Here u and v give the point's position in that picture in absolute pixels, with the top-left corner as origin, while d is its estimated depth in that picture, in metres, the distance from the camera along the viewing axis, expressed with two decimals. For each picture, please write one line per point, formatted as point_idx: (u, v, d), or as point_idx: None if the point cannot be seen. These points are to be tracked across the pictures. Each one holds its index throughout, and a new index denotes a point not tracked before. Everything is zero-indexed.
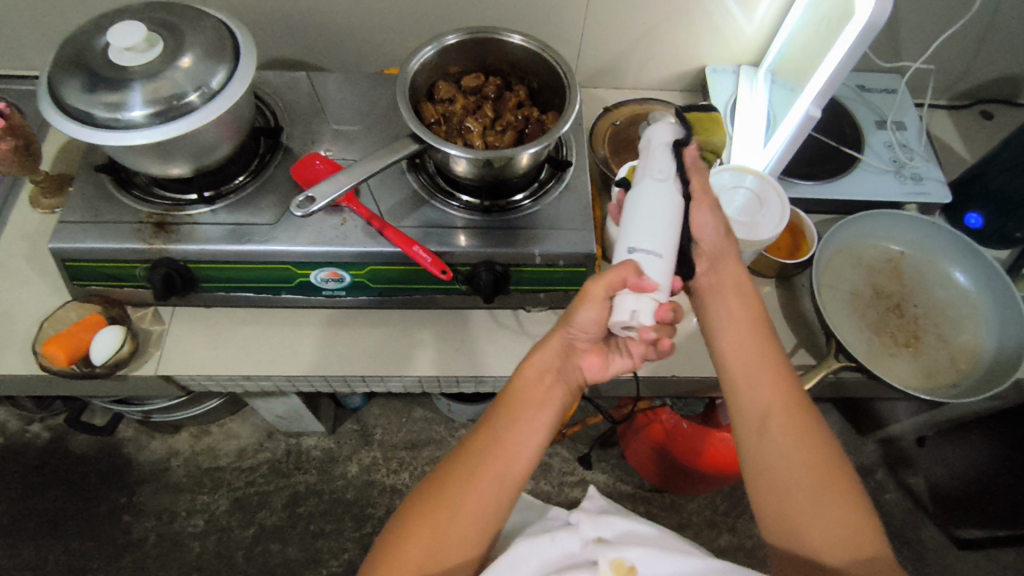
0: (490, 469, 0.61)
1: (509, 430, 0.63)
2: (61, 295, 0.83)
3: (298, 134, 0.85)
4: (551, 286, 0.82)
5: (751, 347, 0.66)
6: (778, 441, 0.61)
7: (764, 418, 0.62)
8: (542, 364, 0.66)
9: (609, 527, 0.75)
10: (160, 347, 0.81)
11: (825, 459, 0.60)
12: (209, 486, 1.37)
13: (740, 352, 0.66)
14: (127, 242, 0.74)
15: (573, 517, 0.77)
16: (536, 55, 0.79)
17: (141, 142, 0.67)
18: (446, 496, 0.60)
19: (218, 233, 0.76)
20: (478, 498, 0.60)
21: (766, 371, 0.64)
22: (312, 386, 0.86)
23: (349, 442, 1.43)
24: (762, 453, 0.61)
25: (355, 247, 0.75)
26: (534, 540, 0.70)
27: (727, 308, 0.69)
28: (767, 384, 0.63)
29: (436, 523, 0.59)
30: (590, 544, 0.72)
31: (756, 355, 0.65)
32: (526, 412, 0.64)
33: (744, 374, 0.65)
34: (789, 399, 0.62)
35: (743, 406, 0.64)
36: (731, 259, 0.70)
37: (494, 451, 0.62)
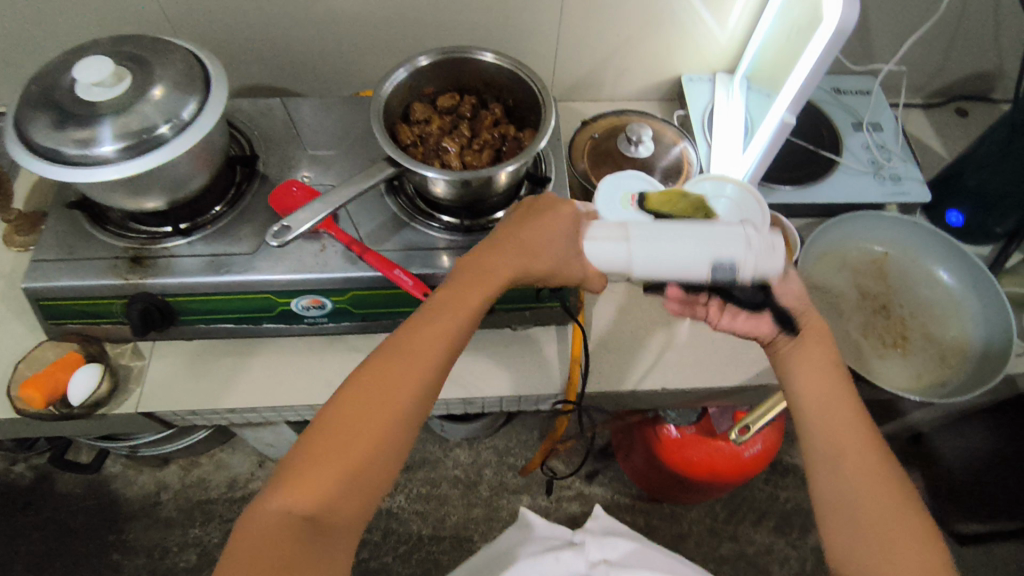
0: (407, 375, 0.58)
1: (436, 334, 0.60)
2: (37, 334, 0.81)
3: (274, 161, 0.84)
4: (535, 303, 0.82)
5: (828, 393, 0.62)
6: (852, 494, 0.58)
7: (834, 468, 0.59)
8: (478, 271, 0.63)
9: (613, 548, 0.86)
10: (141, 384, 0.80)
11: (908, 524, 0.57)
12: (201, 519, 1.34)
13: (815, 396, 0.62)
14: (102, 278, 0.73)
15: (578, 537, 0.88)
16: (510, 72, 0.79)
17: (113, 177, 0.65)
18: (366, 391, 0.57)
19: (196, 265, 0.74)
20: (389, 394, 0.57)
21: (845, 423, 0.61)
22: (300, 415, 0.85)
23: None
24: (837, 501, 0.58)
25: (336, 273, 0.74)
26: (538, 558, 0.83)
27: (801, 354, 0.63)
28: (845, 437, 0.60)
29: (351, 433, 0.56)
30: (597, 567, 0.83)
31: (833, 403, 0.61)
32: (452, 313, 0.61)
33: (819, 416, 0.61)
34: (870, 456, 0.59)
35: (813, 453, 0.61)
36: (817, 314, 0.65)
37: (417, 354, 0.59)
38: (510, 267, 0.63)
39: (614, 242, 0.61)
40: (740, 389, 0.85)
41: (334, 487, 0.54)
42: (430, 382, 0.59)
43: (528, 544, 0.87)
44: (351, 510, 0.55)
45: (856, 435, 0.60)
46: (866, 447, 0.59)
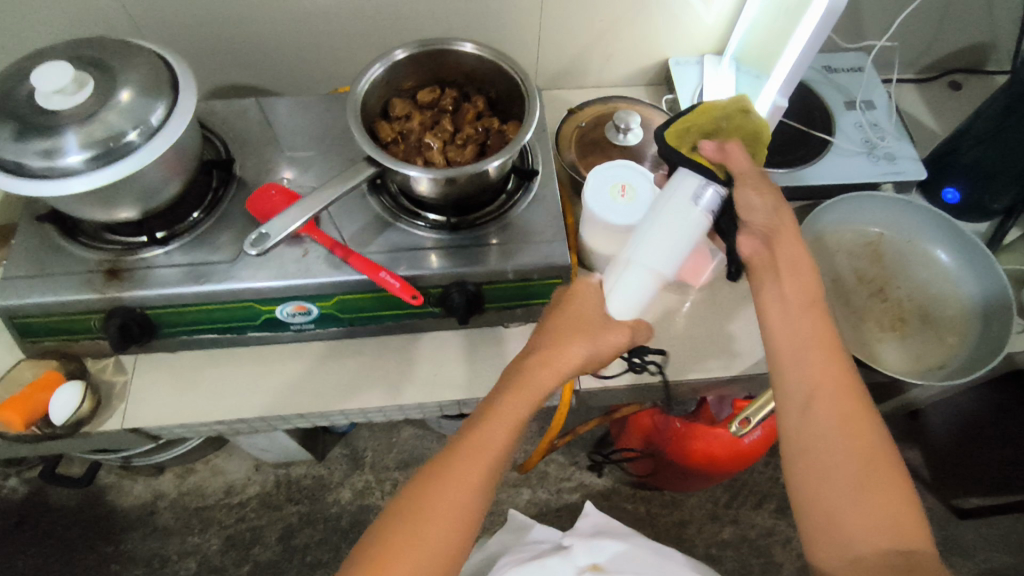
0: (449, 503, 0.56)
1: (476, 459, 0.58)
2: (15, 352, 0.79)
3: (252, 164, 0.81)
4: (526, 300, 0.79)
5: (798, 325, 0.62)
6: (824, 427, 0.59)
7: (806, 409, 0.60)
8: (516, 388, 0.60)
9: (601, 553, 0.84)
10: (125, 399, 0.78)
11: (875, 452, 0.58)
12: (199, 526, 1.33)
13: (785, 333, 0.62)
14: (78, 293, 0.70)
15: (568, 541, 0.87)
16: (491, 63, 0.76)
17: (81, 189, 0.63)
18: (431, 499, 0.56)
19: (174, 275, 0.72)
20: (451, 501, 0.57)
21: (817, 361, 0.61)
22: (293, 423, 0.83)
23: (339, 467, 1.39)
24: (806, 439, 0.59)
25: (319, 278, 0.72)
26: (525, 567, 0.81)
27: (777, 289, 0.63)
28: (816, 369, 0.60)
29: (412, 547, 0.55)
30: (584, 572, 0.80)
31: (807, 340, 0.61)
32: (486, 446, 0.58)
33: (790, 357, 0.61)
34: (840, 387, 0.59)
35: (786, 389, 0.61)
36: (788, 238, 0.64)
37: (460, 488, 0.57)
38: (553, 377, 0.60)
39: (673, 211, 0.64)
40: (739, 379, 0.84)
41: None
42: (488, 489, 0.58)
43: (519, 554, 0.86)
44: None
45: (831, 375, 0.60)
46: (839, 379, 0.60)
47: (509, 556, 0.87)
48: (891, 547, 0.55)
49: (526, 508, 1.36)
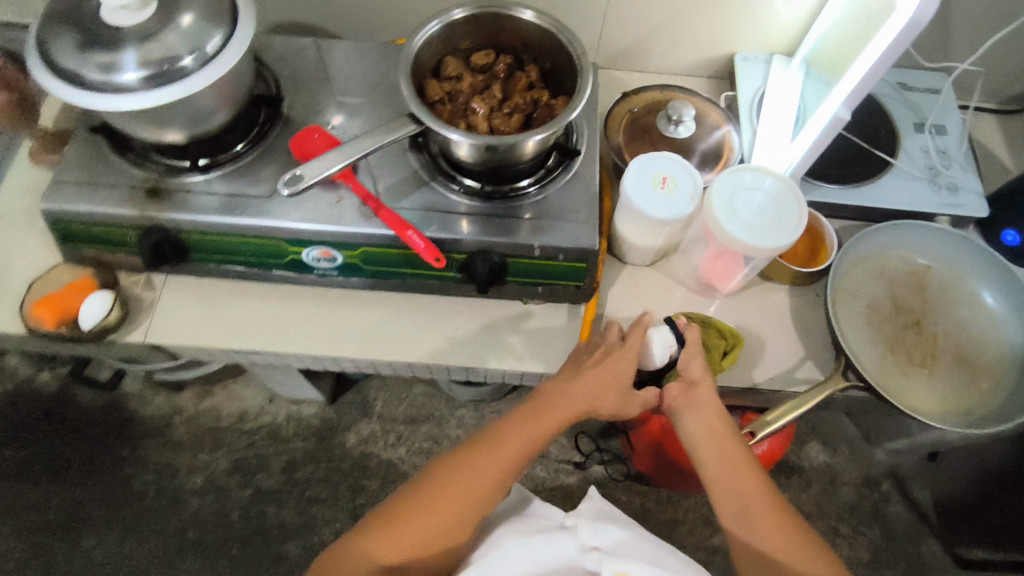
0: (488, 478, 0.66)
1: (505, 454, 0.68)
2: (57, 255, 0.83)
3: (300, 104, 0.82)
4: (549, 279, 0.79)
5: (723, 441, 0.69)
6: (763, 530, 0.64)
7: (745, 515, 0.65)
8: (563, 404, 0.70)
9: (605, 536, 0.83)
10: (151, 315, 0.80)
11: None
12: (210, 445, 1.39)
13: (716, 454, 0.69)
14: (119, 207, 0.73)
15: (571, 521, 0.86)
16: (550, 34, 0.75)
17: (133, 107, 0.64)
18: (453, 482, 0.66)
19: (212, 203, 0.74)
20: (471, 487, 0.66)
21: (748, 476, 0.67)
22: (306, 363, 0.85)
23: (348, 413, 1.43)
24: (757, 559, 0.64)
25: (348, 226, 0.73)
26: (528, 540, 0.80)
27: (696, 413, 0.70)
28: (745, 486, 0.67)
29: (425, 520, 0.64)
30: (588, 553, 0.80)
31: (734, 457, 0.68)
32: (527, 440, 0.68)
33: (721, 475, 0.68)
34: (774, 500, 0.66)
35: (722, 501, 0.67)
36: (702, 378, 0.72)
37: (494, 457, 0.67)
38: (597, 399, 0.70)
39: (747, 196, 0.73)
40: (753, 392, 0.82)
41: (402, 556, 0.63)
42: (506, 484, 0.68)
43: (520, 525, 0.84)
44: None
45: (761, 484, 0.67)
46: (772, 498, 0.66)
47: (506, 524, 0.85)
48: None
49: (522, 481, 1.38)
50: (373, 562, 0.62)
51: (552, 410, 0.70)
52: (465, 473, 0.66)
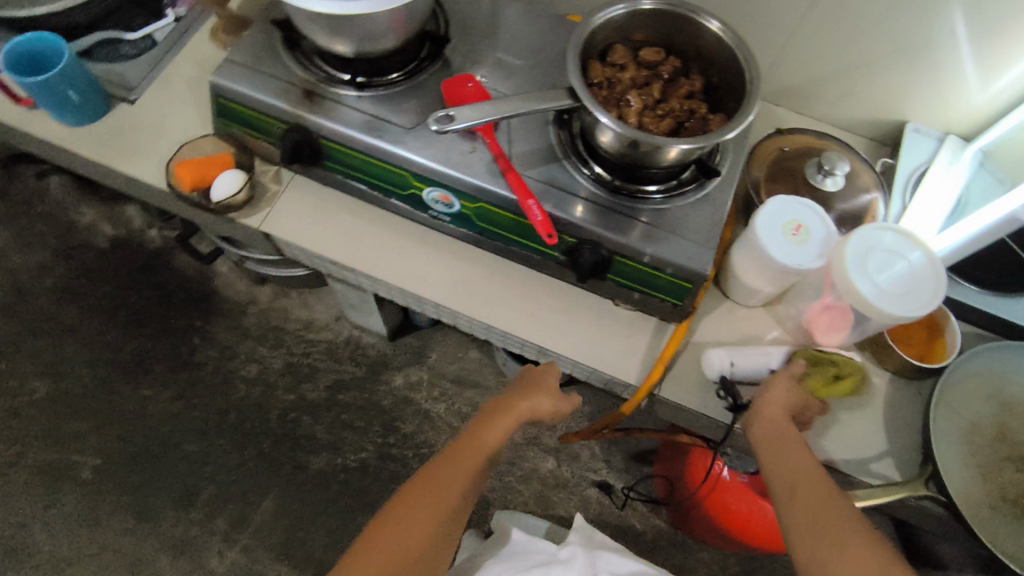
0: (455, 483, 0.71)
1: (466, 456, 0.73)
2: (205, 126, 0.88)
3: (462, 50, 0.83)
4: (649, 289, 0.77)
5: (779, 429, 0.69)
6: (807, 511, 0.62)
7: (792, 497, 0.64)
8: (505, 414, 0.76)
9: (595, 561, 0.96)
10: (271, 206, 0.84)
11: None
12: (271, 341, 1.46)
13: (767, 442, 0.68)
14: (275, 99, 0.77)
15: (566, 553, 0.96)
16: (728, 49, 0.72)
17: (318, 8, 0.67)
18: (425, 488, 0.70)
19: (356, 120, 0.77)
20: (440, 493, 0.70)
21: (800, 465, 0.66)
22: (391, 294, 0.87)
23: (403, 355, 1.47)
24: (802, 538, 0.61)
25: (473, 179, 0.74)
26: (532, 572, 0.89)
27: (756, 409, 0.71)
28: (795, 468, 0.65)
29: (403, 529, 0.67)
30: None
31: (787, 447, 0.67)
32: (482, 445, 0.74)
33: (774, 460, 0.67)
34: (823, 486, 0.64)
35: (774, 488, 0.66)
36: (777, 386, 0.72)
37: (454, 461, 0.73)
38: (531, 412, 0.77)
39: (890, 259, 0.68)
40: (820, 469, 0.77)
41: (385, 562, 0.65)
42: (468, 488, 0.73)
43: (516, 560, 0.93)
44: None
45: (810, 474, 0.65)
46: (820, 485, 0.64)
47: (495, 561, 0.94)
48: None
49: (544, 476, 1.38)
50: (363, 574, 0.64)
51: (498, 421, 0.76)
52: (436, 480, 0.71)
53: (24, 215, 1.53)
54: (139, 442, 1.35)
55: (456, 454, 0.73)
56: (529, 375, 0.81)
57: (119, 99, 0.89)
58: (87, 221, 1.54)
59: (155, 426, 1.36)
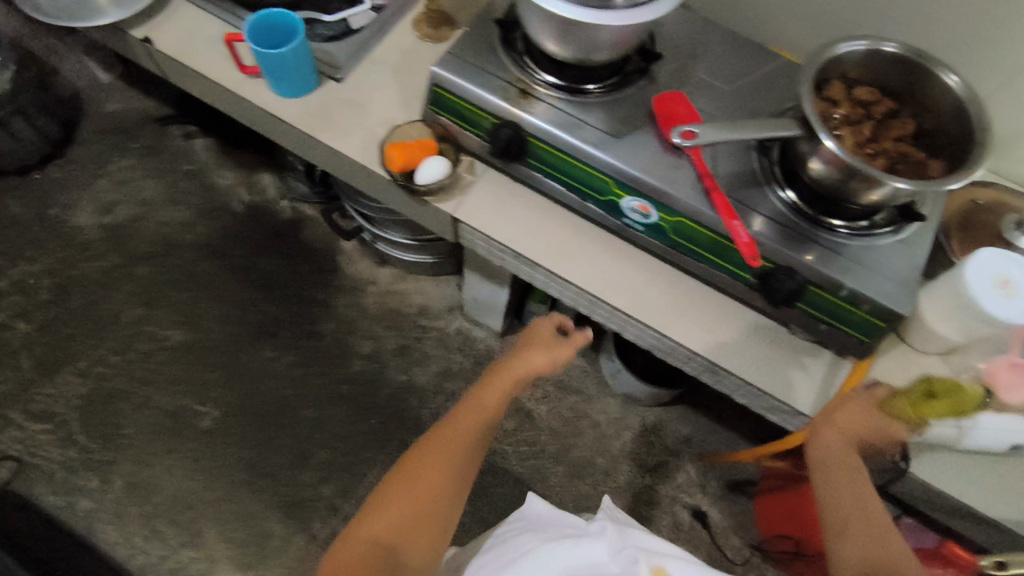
0: (457, 440, 0.76)
1: (469, 417, 0.79)
2: (405, 111, 0.93)
3: (668, 69, 0.86)
4: (838, 323, 0.77)
5: (832, 461, 0.73)
6: (850, 550, 0.68)
7: (841, 533, 0.70)
8: (504, 373, 0.83)
9: (629, 537, 0.82)
10: (465, 195, 0.88)
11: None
12: (387, 322, 1.51)
13: (827, 476, 0.73)
14: (494, 96, 0.81)
15: (598, 524, 0.83)
16: (955, 99, 0.73)
17: (553, 9, 0.73)
18: (433, 449, 0.75)
19: (569, 124, 0.80)
20: (447, 451, 0.75)
21: (850, 500, 0.71)
22: (562, 294, 0.89)
23: (510, 352, 1.50)
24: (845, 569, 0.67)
25: (678, 194, 0.77)
26: (558, 544, 0.79)
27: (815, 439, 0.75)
28: (845, 503, 0.71)
29: (413, 490, 0.71)
30: (619, 552, 0.79)
31: (843, 484, 0.72)
32: (484, 405, 0.80)
33: (830, 494, 0.72)
34: (873, 523, 0.69)
35: (827, 518, 0.72)
36: (840, 411, 0.75)
37: (457, 423, 0.78)
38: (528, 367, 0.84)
39: None
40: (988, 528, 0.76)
41: (399, 523, 0.69)
42: (476, 446, 0.78)
43: (544, 531, 0.83)
44: (418, 550, 0.68)
45: (857, 513, 0.70)
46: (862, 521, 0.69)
47: (519, 530, 0.85)
48: None
49: (638, 491, 1.39)
50: (378, 535, 0.68)
51: (497, 382, 0.82)
52: (442, 441, 0.76)
53: (171, 171, 1.61)
54: (258, 400, 1.41)
55: (459, 409, 0.80)
56: (533, 331, 0.88)
57: (328, 76, 0.95)
58: (228, 185, 1.61)
59: (274, 387, 1.42)
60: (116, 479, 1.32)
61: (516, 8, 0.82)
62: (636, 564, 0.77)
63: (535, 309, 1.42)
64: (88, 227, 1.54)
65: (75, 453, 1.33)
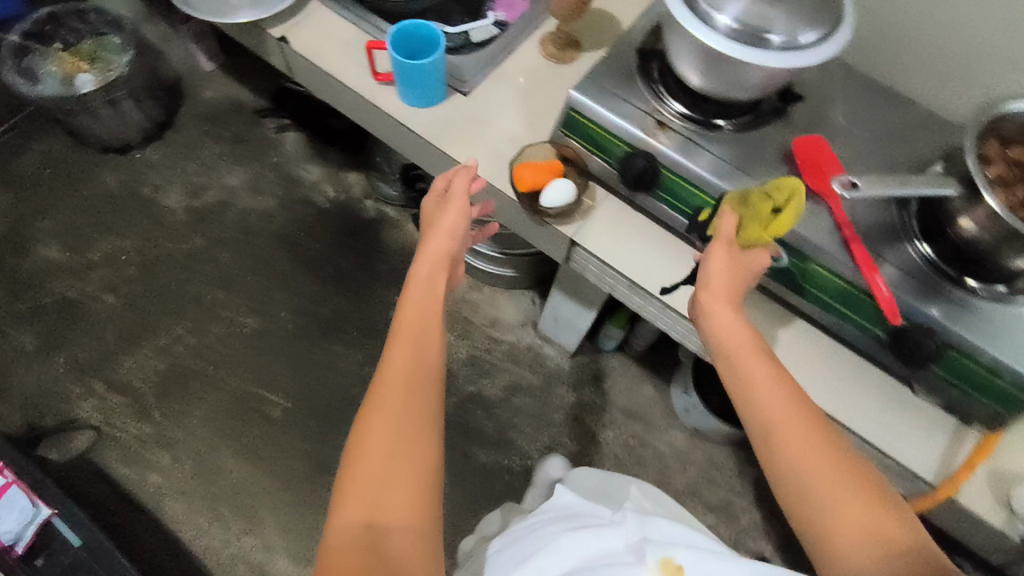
0: (402, 369, 0.63)
1: (407, 333, 0.65)
2: (529, 130, 0.93)
3: (808, 111, 0.84)
4: (973, 391, 0.74)
5: (749, 355, 0.64)
6: (813, 464, 0.58)
7: (779, 440, 0.60)
8: (424, 260, 0.71)
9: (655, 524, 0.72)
10: (585, 219, 0.88)
11: (888, 519, 0.57)
12: (459, 331, 1.50)
13: (762, 376, 0.63)
14: (630, 124, 0.81)
15: (619, 513, 0.74)
16: None
17: (703, 38, 0.73)
18: (383, 388, 0.62)
19: (717, 165, 0.79)
20: (397, 384, 0.62)
21: (779, 396, 0.61)
22: (668, 326, 0.90)
23: (579, 373, 1.48)
24: (803, 484, 0.58)
25: (815, 240, 0.75)
26: (571, 535, 0.70)
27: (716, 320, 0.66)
28: (774, 400, 0.61)
29: (373, 451, 0.59)
30: (634, 540, 0.68)
31: (765, 376, 0.63)
32: (425, 315, 0.67)
33: (750, 385, 0.62)
34: (813, 419, 0.61)
35: (756, 415, 0.62)
36: (719, 272, 0.68)
37: (397, 346, 0.65)
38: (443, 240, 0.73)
39: None
40: None
41: (373, 497, 0.57)
42: (427, 364, 0.64)
43: (564, 521, 0.75)
44: (400, 519, 0.57)
45: (795, 411, 0.61)
46: (806, 420, 0.60)
47: (545, 521, 0.78)
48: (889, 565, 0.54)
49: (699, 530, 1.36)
50: (355, 519, 0.57)
51: (431, 283, 0.69)
52: (389, 376, 0.63)
53: (259, 162, 1.64)
54: (327, 395, 1.41)
55: (394, 334, 0.66)
56: (428, 210, 0.77)
57: (455, 90, 0.96)
58: (314, 180, 1.63)
59: (344, 384, 1.43)
60: (186, 459, 1.33)
61: (665, 36, 0.84)
62: (644, 554, 0.65)
63: (611, 333, 1.41)
64: (177, 209, 1.56)
65: (148, 428, 1.34)
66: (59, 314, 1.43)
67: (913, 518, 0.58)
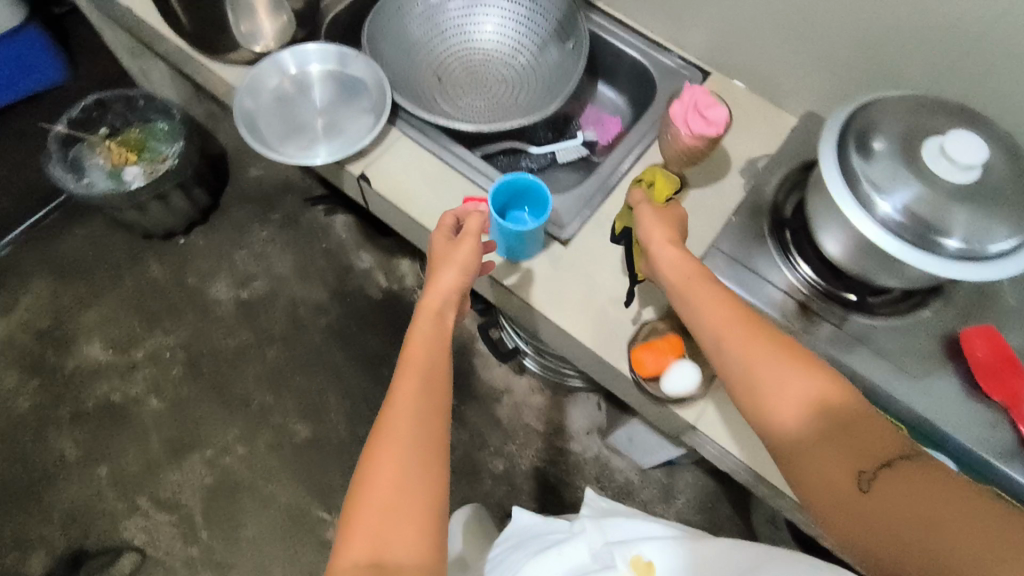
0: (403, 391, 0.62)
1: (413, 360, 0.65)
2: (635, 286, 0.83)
3: (968, 291, 0.73)
4: None
5: (719, 315, 0.64)
6: (791, 407, 0.57)
7: (753, 391, 0.59)
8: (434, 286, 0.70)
9: (615, 527, 0.70)
10: (706, 400, 0.77)
11: (836, 394, 0.57)
12: (521, 439, 1.41)
13: (730, 328, 0.63)
14: (767, 308, 0.75)
15: (579, 524, 0.71)
16: None
17: (865, 231, 0.64)
18: (386, 419, 0.60)
19: (877, 365, 0.71)
20: (399, 404, 0.61)
21: (751, 345, 0.61)
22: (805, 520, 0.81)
23: (651, 489, 1.37)
24: (783, 432, 0.57)
25: (998, 461, 0.66)
26: (537, 559, 0.67)
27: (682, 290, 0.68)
28: (745, 350, 0.61)
29: (376, 480, 0.56)
30: (600, 548, 0.66)
31: (734, 325, 0.63)
32: (425, 336, 0.67)
33: (725, 346, 0.63)
34: (783, 350, 0.60)
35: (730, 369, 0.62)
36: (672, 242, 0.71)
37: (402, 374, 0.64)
38: (454, 275, 0.70)
39: None
40: None
41: (379, 532, 0.54)
42: (426, 380, 0.63)
43: (527, 545, 0.73)
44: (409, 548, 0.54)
45: (771, 356, 0.60)
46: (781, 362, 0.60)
47: (507, 551, 0.75)
48: (883, 500, 0.51)
49: None
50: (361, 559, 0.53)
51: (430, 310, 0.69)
52: (393, 406, 0.61)
53: (309, 248, 1.55)
54: None
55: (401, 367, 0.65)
56: (436, 247, 0.74)
57: (552, 237, 0.86)
58: (366, 268, 1.53)
59: None
60: None
61: (809, 201, 0.74)
62: (614, 560, 0.64)
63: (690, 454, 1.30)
64: (225, 301, 1.48)
65: (196, 551, 1.27)
66: (104, 420, 1.36)
67: (862, 395, 0.58)
